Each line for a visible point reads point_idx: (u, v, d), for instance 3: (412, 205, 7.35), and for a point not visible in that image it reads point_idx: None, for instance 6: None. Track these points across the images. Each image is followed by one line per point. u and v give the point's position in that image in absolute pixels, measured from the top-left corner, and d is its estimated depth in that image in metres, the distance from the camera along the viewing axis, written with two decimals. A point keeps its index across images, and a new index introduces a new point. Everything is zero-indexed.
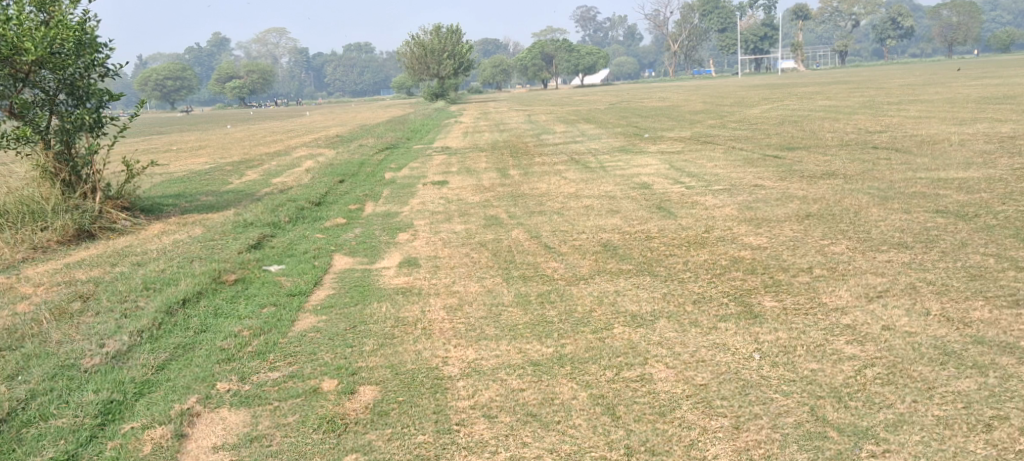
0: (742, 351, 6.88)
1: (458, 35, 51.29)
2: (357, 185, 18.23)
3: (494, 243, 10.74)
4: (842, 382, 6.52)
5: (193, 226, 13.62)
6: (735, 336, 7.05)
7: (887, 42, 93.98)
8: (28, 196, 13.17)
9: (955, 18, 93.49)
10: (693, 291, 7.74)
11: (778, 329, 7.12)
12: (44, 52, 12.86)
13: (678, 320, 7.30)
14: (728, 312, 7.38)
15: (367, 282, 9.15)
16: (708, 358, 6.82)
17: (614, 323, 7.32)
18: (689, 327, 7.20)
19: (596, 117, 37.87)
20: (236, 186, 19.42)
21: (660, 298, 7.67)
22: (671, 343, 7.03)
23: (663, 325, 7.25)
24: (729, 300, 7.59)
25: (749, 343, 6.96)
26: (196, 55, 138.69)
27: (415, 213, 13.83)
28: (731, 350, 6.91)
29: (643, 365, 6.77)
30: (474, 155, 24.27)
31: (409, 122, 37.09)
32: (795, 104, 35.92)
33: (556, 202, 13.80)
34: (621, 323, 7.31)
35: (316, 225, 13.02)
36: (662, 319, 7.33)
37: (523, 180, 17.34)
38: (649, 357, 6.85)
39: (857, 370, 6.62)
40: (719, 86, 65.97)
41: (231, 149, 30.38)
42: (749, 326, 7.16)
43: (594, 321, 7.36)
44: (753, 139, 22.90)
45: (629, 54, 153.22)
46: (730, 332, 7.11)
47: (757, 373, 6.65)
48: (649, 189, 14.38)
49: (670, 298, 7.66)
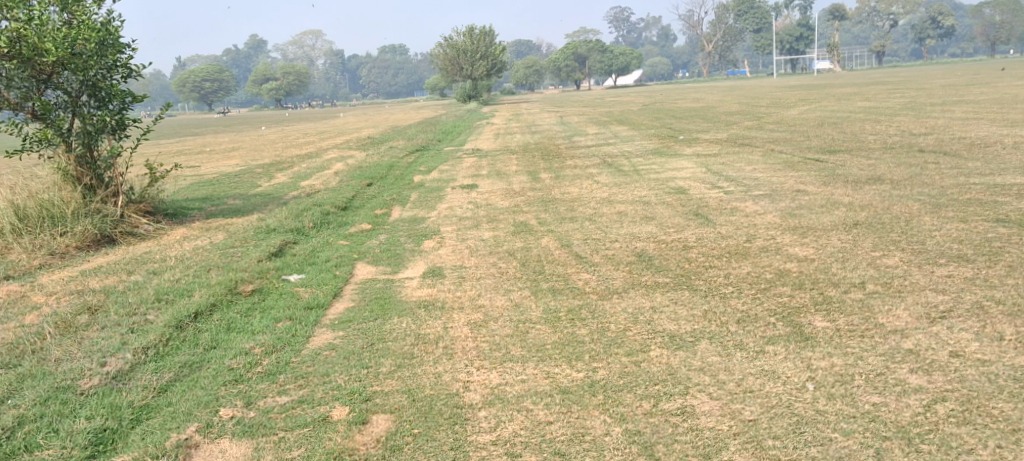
0: (794, 380, 6.33)
1: (490, 35, 50.84)
2: (385, 189, 17.79)
3: (523, 252, 10.23)
4: (911, 420, 5.94)
5: (215, 231, 13.22)
6: (786, 362, 6.50)
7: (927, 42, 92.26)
8: (49, 200, 12.64)
9: (998, 17, 91.53)
10: (737, 309, 7.18)
11: (831, 354, 6.56)
12: (66, 54, 12.49)
13: (720, 342, 6.76)
14: (776, 334, 6.82)
15: (389, 294, 8.68)
16: (755, 388, 6.27)
17: (650, 344, 6.79)
18: (733, 351, 6.65)
19: (630, 118, 37.29)
20: (264, 188, 19.08)
21: (701, 317, 7.12)
22: (713, 369, 6.48)
23: (705, 347, 6.71)
24: (777, 320, 7.02)
25: (801, 370, 6.40)
26: (233, 56, 139.39)
27: (442, 219, 13.36)
28: (781, 379, 6.35)
29: (683, 396, 6.23)
30: (505, 157, 23.78)
31: (441, 124, 36.66)
32: (835, 105, 35.10)
33: (589, 208, 13.28)
34: (658, 345, 6.78)
35: (340, 231, 12.59)
36: (704, 341, 6.79)
37: (556, 184, 16.83)
38: (690, 386, 6.31)
39: (926, 406, 6.05)
40: (755, 86, 64.99)
41: (263, 151, 30.11)
42: (800, 351, 6.60)
43: (630, 342, 6.84)
44: (792, 141, 22.21)
45: (663, 54, 152.08)
46: (779, 357, 6.55)
47: (812, 407, 6.09)
48: (685, 194, 13.81)
49: (711, 316, 7.11)
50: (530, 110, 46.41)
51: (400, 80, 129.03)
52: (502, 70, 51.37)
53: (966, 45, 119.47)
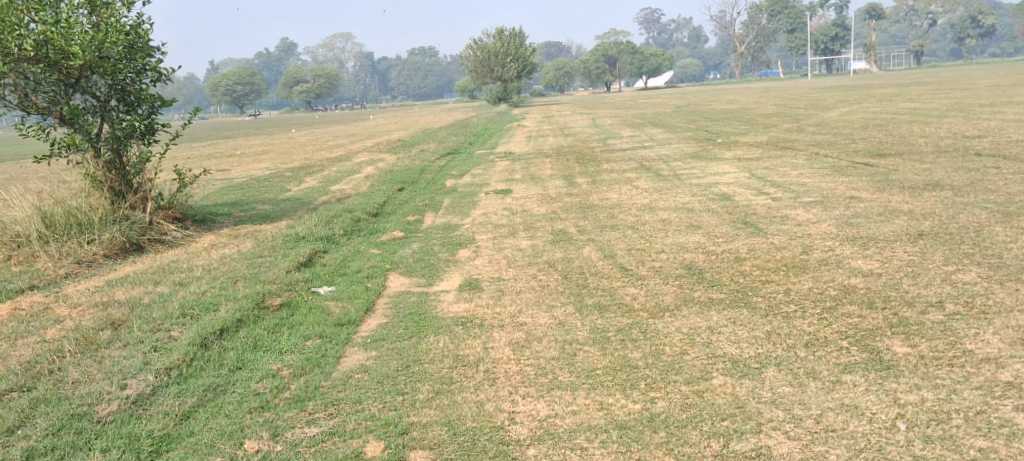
0: (882, 419, 5.80)
1: (521, 37, 50.42)
2: (416, 194, 17.34)
3: (564, 263, 9.73)
4: None
5: (244, 239, 12.77)
6: (870, 396, 5.97)
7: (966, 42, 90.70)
8: (75, 208, 12.20)
9: None
10: (804, 330, 6.67)
11: (919, 386, 6.02)
12: (94, 57, 12.07)
13: (790, 370, 6.25)
14: (851, 361, 6.30)
15: (425, 309, 8.20)
16: (835, 426, 5.76)
17: (712, 371, 6.28)
18: (806, 380, 6.14)
19: (663, 120, 36.68)
20: (294, 193, 18.71)
21: (765, 339, 6.61)
22: (785, 402, 5.97)
23: (773, 375, 6.20)
24: (850, 344, 6.50)
25: (889, 407, 5.87)
26: (265, 60, 140.09)
27: (477, 226, 12.88)
28: (866, 416, 5.83)
29: (756, 436, 5.71)
30: (539, 161, 23.34)
31: (473, 126, 36.23)
32: (875, 107, 34.34)
33: (630, 215, 12.74)
34: (720, 371, 6.28)
35: (372, 239, 12.14)
36: (771, 368, 6.28)
37: (593, 189, 16.32)
38: (763, 424, 5.80)
39: None
40: (790, 87, 64.13)
41: (293, 154, 29.83)
42: (882, 383, 6.08)
43: (690, 369, 6.33)
44: (836, 144, 21.60)
45: (694, 56, 150.96)
46: (861, 389, 6.03)
47: (906, 452, 5.55)
48: (730, 200, 13.25)
49: (776, 338, 6.60)
50: (562, 113, 45.90)
51: (430, 83, 128.97)
52: (534, 72, 50.92)
53: (1005, 45, 117.49)
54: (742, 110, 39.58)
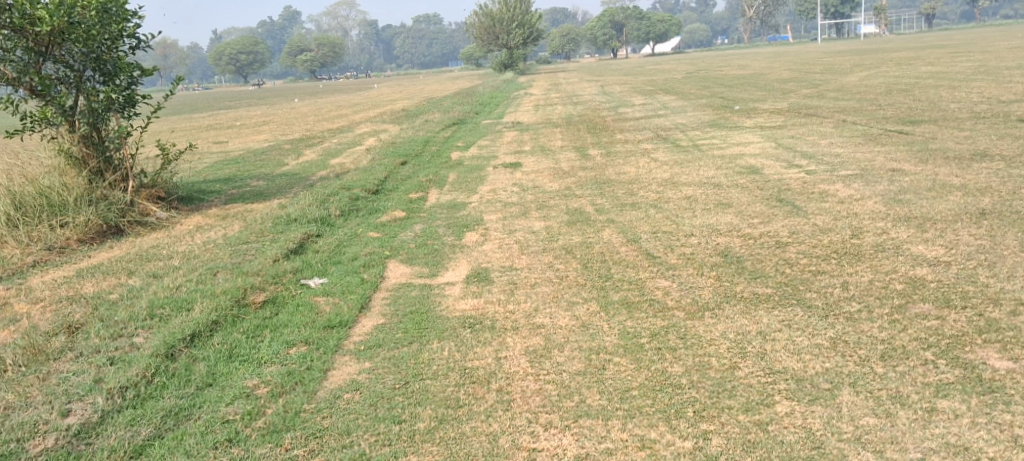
0: None
1: (526, 4, 49.15)
2: (420, 168, 16.30)
3: (583, 249, 8.73)
4: None
5: (233, 220, 11.76)
6: (978, 432, 5.17)
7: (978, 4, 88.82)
8: (48, 187, 11.17)
9: None
10: (876, 339, 5.88)
11: None
12: (64, 22, 11.10)
13: (871, 394, 5.46)
14: (944, 380, 5.52)
15: (426, 306, 7.23)
16: None
17: (773, 395, 5.49)
18: (893, 408, 5.35)
19: (674, 86, 35.49)
20: (291, 168, 17.71)
21: (830, 350, 5.82)
22: (873, 441, 5.17)
23: (851, 400, 5.42)
24: (935, 356, 5.72)
25: (1006, 448, 5.06)
26: (269, 29, 138.65)
27: (485, 205, 11.86)
28: None
29: None
30: (548, 131, 22.35)
31: (479, 94, 35.07)
32: (895, 70, 33.16)
33: (651, 192, 11.72)
34: (784, 394, 5.50)
35: (371, 220, 11.12)
36: (847, 389, 5.50)
37: (609, 162, 15.28)
38: None
39: None
40: (803, 52, 62.70)
41: (294, 125, 28.86)
42: (990, 412, 5.27)
43: (746, 391, 5.54)
44: (862, 111, 20.57)
45: (702, 21, 148.93)
46: (964, 421, 5.24)
47: None
48: (759, 175, 12.21)
49: (843, 348, 5.83)
50: (568, 80, 44.75)
51: (434, 51, 127.67)
52: (539, 40, 49.50)
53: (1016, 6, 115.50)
54: (756, 76, 38.41)
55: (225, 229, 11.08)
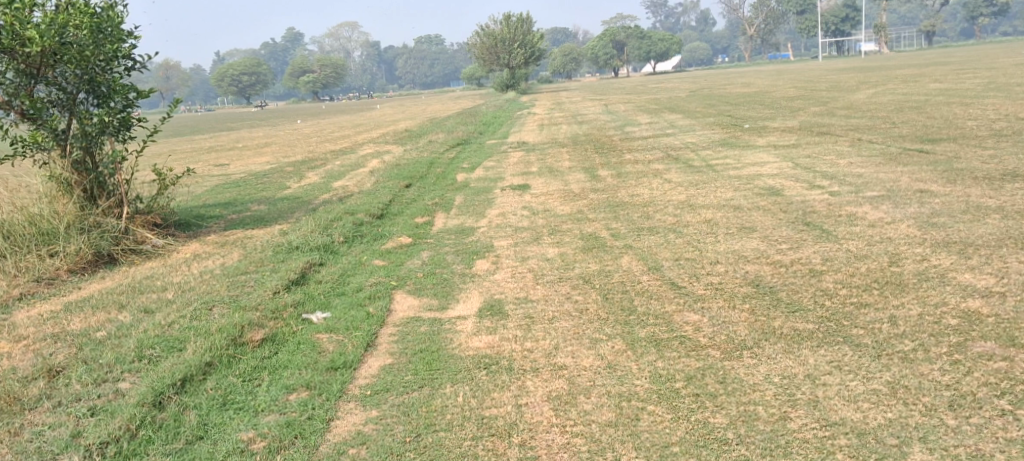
0: None
1: (528, 23, 48.78)
2: (426, 191, 15.83)
3: (602, 279, 8.22)
4: None
5: (232, 248, 11.19)
6: None
7: (980, 21, 88.42)
8: (38, 214, 10.72)
9: None
10: (941, 385, 5.67)
11: None
12: (54, 42, 10.65)
13: (944, 451, 5.25)
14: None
15: (437, 344, 6.69)
16: None
17: (834, 454, 5.29)
18: None
19: (680, 105, 35.01)
20: (292, 191, 17.22)
21: (890, 396, 5.63)
22: None
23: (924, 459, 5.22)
24: (1011, 404, 5.50)
25: None
26: (270, 50, 138.52)
27: (494, 230, 11.38)
28: None
29: None
30: (554, 151, 21.86)
31: (482, 114, 34.61)
32: (904, 87, 32.69)
33: (668, 215, 11.21)
34: (846, 452, 5.30)
35: (376, 247, 10.63)
36: (917, 445, 5.30)
37: (621, 183, 14.78)
38: None
39: None
40: (808, 69, 62.19)
41: (296, 147, 28.39)
42: None
43: (802, 448, 5.33)
44: (877, 129, 20.08)
45: (704, 39, 148.76)
46: None
47: None
48: (781, 196, 11.71)
49: (905, 395, 5.62)
50: (572, 99, 44.32)
51: (436, 71, 127.39)
52: (540, 59, 49.10)
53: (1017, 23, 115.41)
54: (763, 94, 37.94)
55: (223, 258, 10.58)
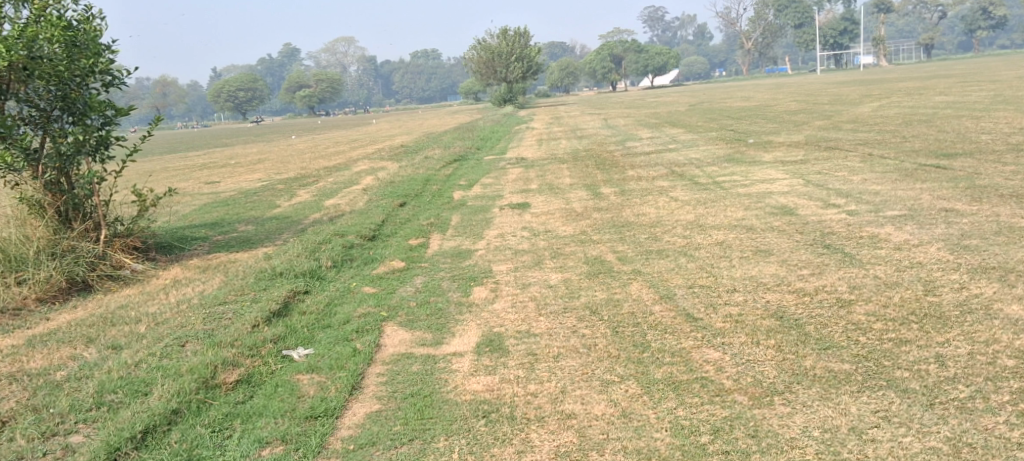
0: None
1: (525, 38, 48.25)
2: (421, 210, 15.20)
3: (610, 310, 7.56)
4: None
5: (214, 274, 10.48)
6: None
7: (978, 34, 87.95)
8: (6, 238, 10.10)
9: None
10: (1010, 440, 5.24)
11: None
12: (23, 56, 10.03)
13: None
14: None
15: (431, 387, 6.13)
16: None
17: None
18: None
19: (681, 120, 34.42)
20: (283, 210, 16.59)
21: (953, 454, 5.19)
22: None
23: None
24: None
25: None
26: (268, 65, 138.08)
27: (492, 253, 10.75)
28: None
29: None
30: (554, 167, 21.25)
31: (480, 130, 34.02)
32: (909, 100, 32.11)
33: (677, 236, 10.60)
34: None
35: (367, 272, 9.99)
36: None
37: (624, 201, 14.16)
38: None
39: None
40: (807, 83, 61.64)
41: (290, 163, 27.79)
42: None
43: None
44: (887, 143, 19.48)
45: (701, 54, 148.52)
46: None
47: None
48: (795, 216, 11.08)
49: (970, 454, 5.19)
50: (570, 113, 43.71)
51: (434, 86, 126.92)
52: (538, 73, 48.60)
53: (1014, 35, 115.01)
54: (764, 108, 37.37)
55: (203, 284, 9.92)
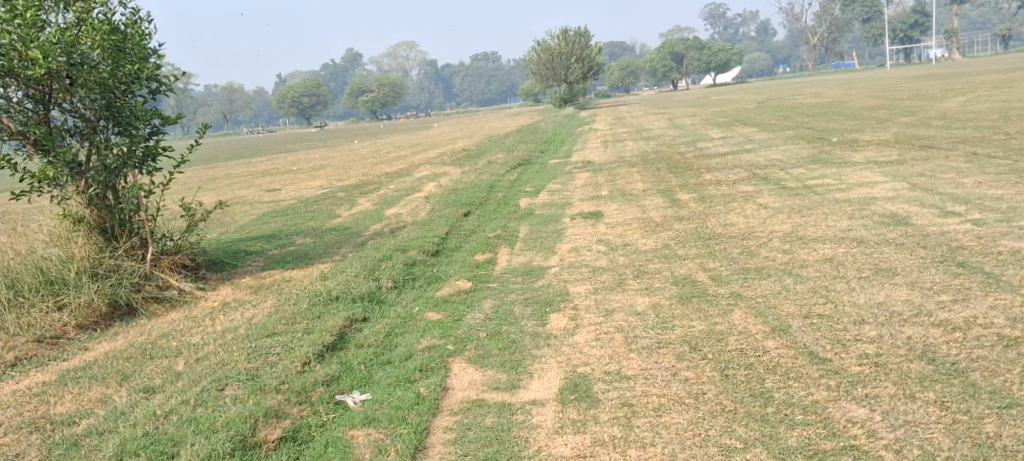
0: None
1: (586, 38, 47.05)
2: (486, 219, 14.24)
3: (713, 344, 6.43)
4: None
5: (266, 295, 9.38)
6: None
7: None
8: (45, 259, 9.00)
9: None
10: None
11: None
12: (63, 63, 8.77)
13: None
14: None
15: (508, 449, 5.52)
16: None
17: None
18: None
19: (751, 118, 32.94)
20: (342, 220, 15.72)
21: None
22: None
23: None
24: None
25: None
26: (331, 71, 138.83)
27: (568, 271, 9.66)
28: None
29: None
30: (624, 171, 20.14)
31: (543, 132, 32.94)
32: (998, 94, 30.26)
33: (776, 251, 9.54)
34: None
35: (430, 294, 9.00)
36: None
37: (707, 209, 12.97)
38: None
39: None
40: (879, 78, 59.32)
41: (351, 169, 27.05)
42: None
43: None
44: (987, 141, 18.00)
45: (764, 50, 145.52)
46: None
47: None
48: (911, 228, 9.96)
49: None
50: (633, 114, 42.37)
51: (493, 88, 126.13)
52: (600, 73, 47.34)
53: None
54: (840, 104, 35.68)
55: (251, 308, 8.79)
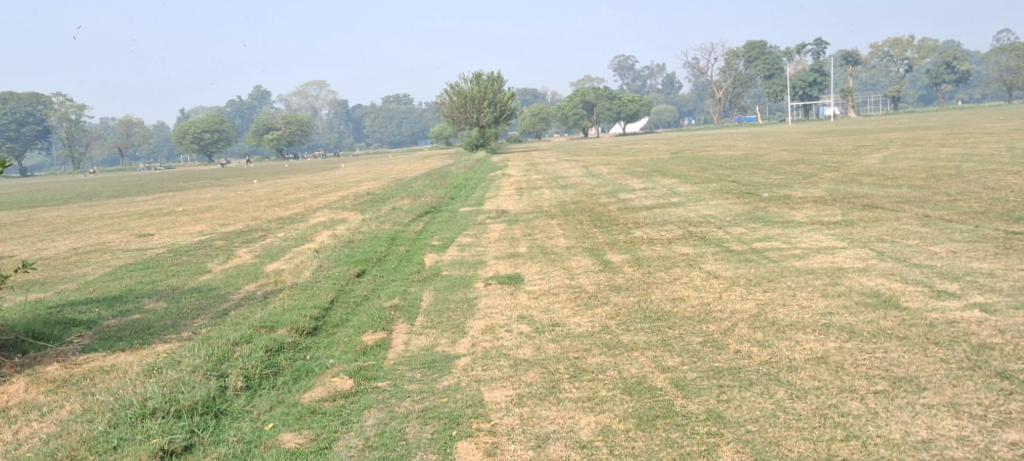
0: None
1: (499, 82, 45.21)
2: (381, 280, 11.94)
3: None
4: None
5: (67, 394, 6.90)
6: None
7: (944, 87, 85.28)
8: None
9: (1015, 61, 83.90)
10: None
11: None
12: None
13: None
14: None
15: None
16: None
17: None
18: None
19: (668, 168, 31.26)
20: (212, 277, 13.23)
21: None
22: None
23: None
24: None
25: None
26: (236, 107, 134.50)
27: (482, 364, 7.36)
28: None
29: None
30: (541, 223, 18.08)
31: (453, 176, 30.79)
32: (916, 151, 29.10)
33: (749, 344, 7.41)
34: None
35: (288, 397, 6.65)
36: None
37: (647, 276, 10.83)
38: None
39: None
40: (787, 131, 58.58)
41: (241, 211, 24.41)
42: None
43: None
44: (932, 201, 16.40)
45: (672, 102, 146.54)
46: None
47: None
48: (908, 312, 8.02)
49: None
50: (546, 159, 40.38)
51: (404, 130, 123.55)
52: (512, 118, 45.50)
53: (979, 92, 113.58)
54: (755, 157, 34.32)
55: (34, 437, 6.23)
